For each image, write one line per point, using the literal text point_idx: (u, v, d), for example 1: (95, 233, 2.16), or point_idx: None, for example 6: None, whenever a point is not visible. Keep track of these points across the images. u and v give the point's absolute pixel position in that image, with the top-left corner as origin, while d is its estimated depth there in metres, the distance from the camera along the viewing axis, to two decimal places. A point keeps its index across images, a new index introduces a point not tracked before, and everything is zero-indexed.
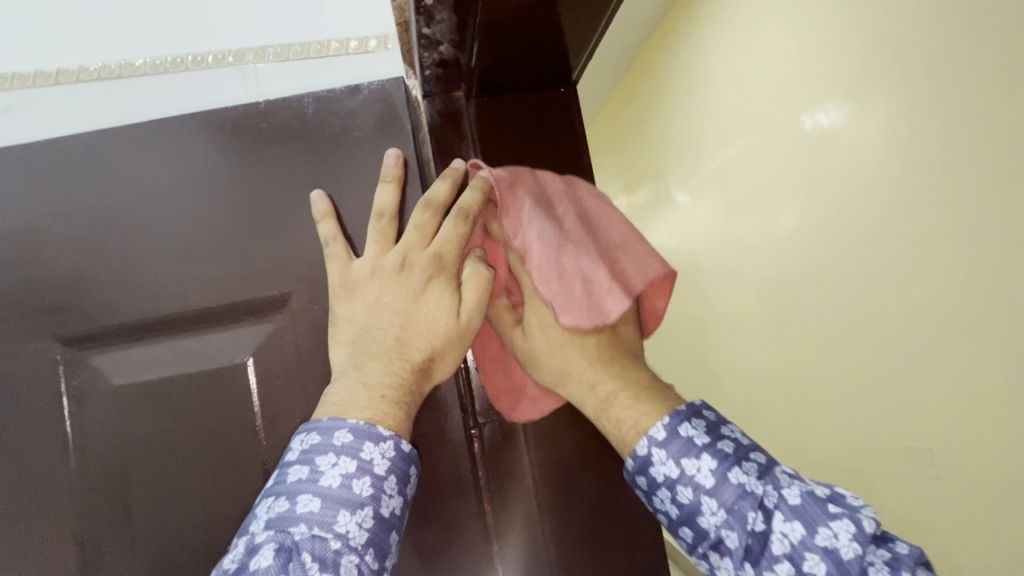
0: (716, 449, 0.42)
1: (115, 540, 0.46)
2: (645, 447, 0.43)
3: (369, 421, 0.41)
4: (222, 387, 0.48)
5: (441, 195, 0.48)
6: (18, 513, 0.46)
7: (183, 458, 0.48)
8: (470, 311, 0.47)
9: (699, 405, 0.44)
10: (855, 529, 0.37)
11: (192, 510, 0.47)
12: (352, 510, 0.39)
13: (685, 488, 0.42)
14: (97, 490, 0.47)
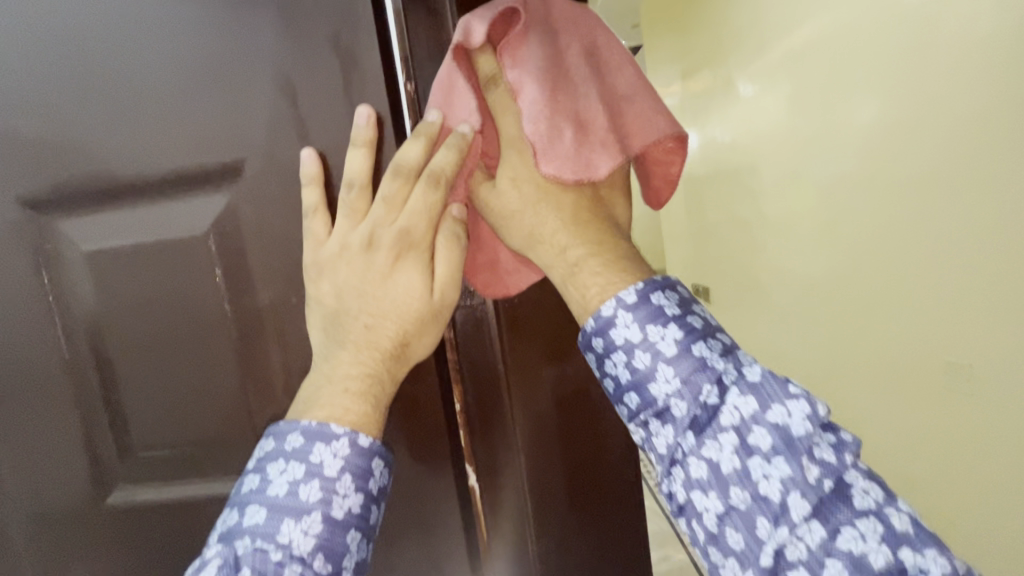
0: (683, 321, 0.38)
1: (108, 395, 0.49)
2: (610, 309, 0.38)
3: (321, 421, 0.38)
4: (182, 271, 0.46)
5: (414, 157, 0.41)
6: (16, 363, 0.49)
7: (156, 329, 0.47)
8: (444, 285, 0.42)
9: (673, 279, 0.39)
10: (810, 410, 0.34)
11: (170, 377, 0.48)
12: (297, 518, 0.36)
13: (642, 353, 0.37)
14: (83, 362, 0.48)
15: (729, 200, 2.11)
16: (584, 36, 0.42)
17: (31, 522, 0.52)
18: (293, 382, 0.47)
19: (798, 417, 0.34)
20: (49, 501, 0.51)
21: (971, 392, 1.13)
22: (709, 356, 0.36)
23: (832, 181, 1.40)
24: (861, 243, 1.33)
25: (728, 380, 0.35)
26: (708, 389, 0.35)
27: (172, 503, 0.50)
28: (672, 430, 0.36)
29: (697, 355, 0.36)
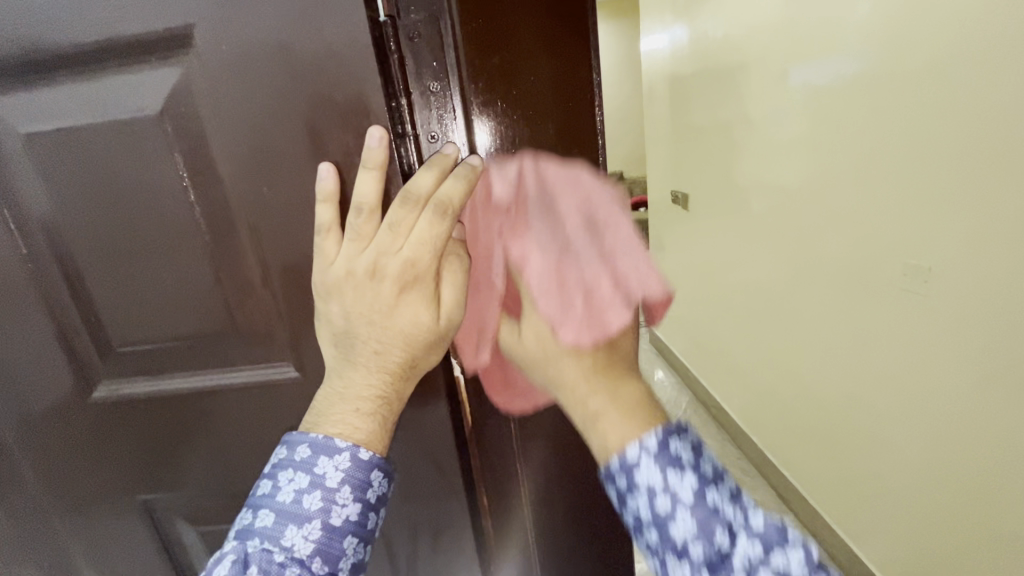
0: (699, 469, 0.42)
1: (77, 290, 0.47)
2: (634, 451, 0.42)
3: (328, 436, 0.42)
4: (139, 164, 0.42)
5: (427, 185, 0.41)
6: None
7: (117, 222, 0.44)
8: (450, 310, 0.43)
9: (685, 424, 0.44)
10: (805, 557, 0.39)
11: (141, 273, 0.46)
12: (300, 524, 0.42)
13: (664, 497, 0.41)
14: (43, 257, 0.46)
15: (713, 102, 2.06)
16: (579, 200, 0.45)
17: (17, 417, 0.52)
18: (273, 286, 0.46)
19: (797, 565, 0.39)
20: (31, 396, 0.51)
21: (922, 296, 1.22)
22: (720, 501, 0.41)
23: (832, 80, 1.40)
24: (853, 146, 1.35)
25: (737, 526, 0.41)
26: (722, 534, 0.40)
27: (160, 400, 0.51)
28: (688, 568, 0.40)
29: (673, 452, 0.42)
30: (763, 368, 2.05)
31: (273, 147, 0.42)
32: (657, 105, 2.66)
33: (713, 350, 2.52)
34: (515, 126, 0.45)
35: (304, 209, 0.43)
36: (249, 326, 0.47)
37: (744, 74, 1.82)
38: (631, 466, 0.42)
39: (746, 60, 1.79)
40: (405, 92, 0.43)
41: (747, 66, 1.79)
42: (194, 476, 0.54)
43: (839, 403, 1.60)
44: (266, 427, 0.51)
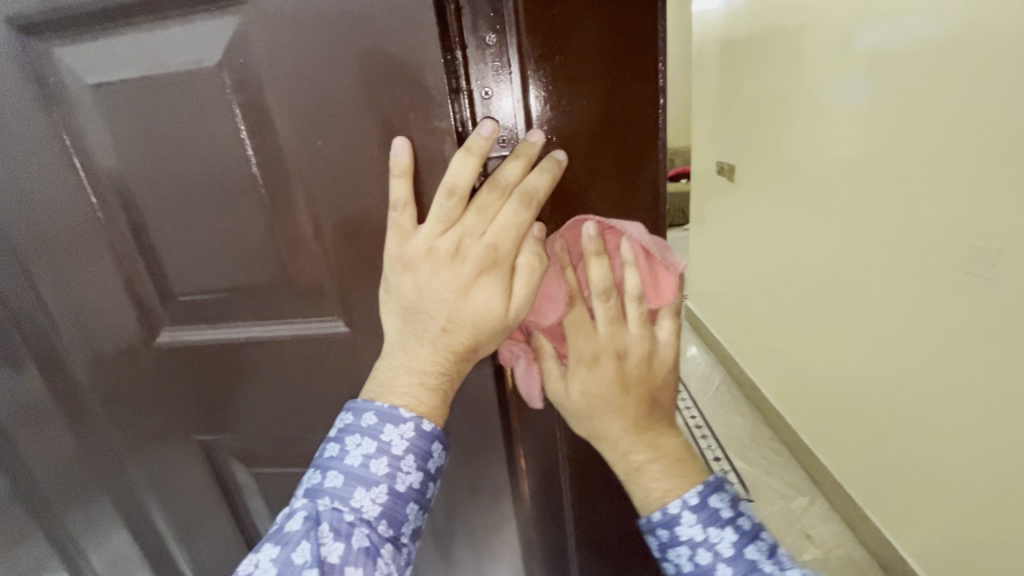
0: (736, 525, 0.46)
1: (142, 240, 0.49)
2: (676, 507, 0.46)
3: (393, 405, 0.45)
4: (198, 115, 0.43)
5: (514, 175, 0.42)
6: (39, 201, 0.48)
7: (179, 175, 0.46)
8: (520, 305, 0.45)
9: (723, 479, 0.48)
10: None
11: (201, 226, 0.48)
12: (367, 487, 0.44)
13: (704, 551, 0.46)
14: (109, 205, 0.48)
15: (767, 66, 1.95)
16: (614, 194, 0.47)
17: (89, 358, 0.56)
18: (326, 242, 0.47)
19: None
20: (100, 340, 0.54)
21: (988, 281, 1.14)
22: (756, 558, 0.45)
23: (900, 43, 1.30)
24: (917, 117, 1.27)
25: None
26: None
27: (217, 347, 0.53)
28: None
29: (714, 511, 0.46)
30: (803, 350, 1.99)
31: (330, 101, 0.41)
32: (706, 70, 2.55)
33: (751, 328, 2.46)
34: (574, 86, 0.43)
35: (359, 163, 0.43)
36: (302, 279, 0.49)
37: (802, 36, 1.71)
38: (676, 527, 0.46)
39: (805, 21, 1.68)
40: (462, 45, 0.42)
41: (806, 28, 1.68)
42: (248, 420, 0.57)
43: (884, 389, 1.55)
44: (316, 379, 0.53)
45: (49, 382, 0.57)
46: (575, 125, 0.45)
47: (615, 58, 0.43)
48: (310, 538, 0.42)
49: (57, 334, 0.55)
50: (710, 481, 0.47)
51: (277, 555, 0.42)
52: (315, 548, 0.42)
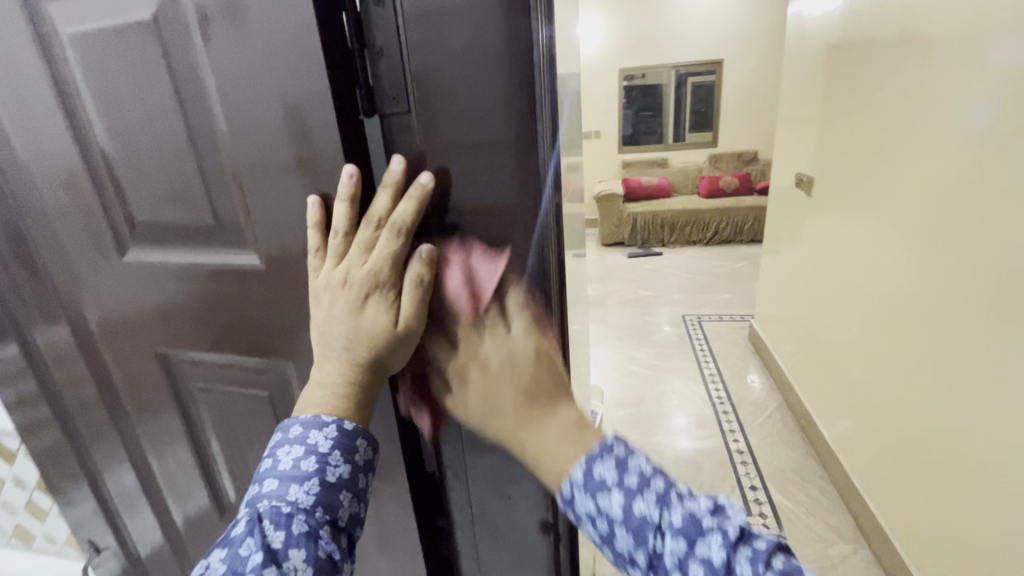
0: (624, 485, 0.45)
1: (108, 171, 0.60)
2: (567, 488, 0.47)
3: (315, 414, 0.54)
4: (147, 61, 0.52)
5: (383, 206, 0.51)
6: (39, 129, 0.59)
7: (133, 115, 0.55)
8: (407, 318, 0.53)
9: (610, 442, 0.47)
10: (726, 538, 0.41)
11: (150, 161, 0.57)
12: (301, 482, 0.53)
13: (600, 523, 0.46)
14: (89, 132, 0.58)
15: (893, 84, 1.79)
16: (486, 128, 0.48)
17: (82, 266, 0.68)
18: (241, 182, 0.54)
19: (718, 551, 0.41)
20: (86, 251, 0.66)
21: None
22: (646, 509, 0.44)
23: None
24: None
25: (665, 526, 0.44)
26: (654, 537, 0.44)
27: (168, 266, 0.62)
28: (639, 575, 0.46)
29: (637, 515, 0.44)
30: (881, 390, 1.86)
31: (233, 56, 0.49)
32: (822, 79, 2.35)
33: (825, 360, 2.32)
34: (447, 53, 0.49)
35: (260, 108, 0.50)
36: (225, 213, 0.57)
37: (943, 55, 1.55)
38: (610, 536, 0.46)
39: (950, 40, 1.51)
40: (354, 9, 0.48)
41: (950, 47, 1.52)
42: (192, 338, 0.67)
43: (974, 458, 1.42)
44: (241, 304, 0.61)
45: (56, 279, 0.71)
46: (451, 87, 0.50)
47: (483, 29, 0.48)
48: (254, 532, 0.51)
49: (57, 242, 0.67)
50: (622, 475, 0.46)
51: (225, 555, 0.50)
52: (259, 538, 0.50)
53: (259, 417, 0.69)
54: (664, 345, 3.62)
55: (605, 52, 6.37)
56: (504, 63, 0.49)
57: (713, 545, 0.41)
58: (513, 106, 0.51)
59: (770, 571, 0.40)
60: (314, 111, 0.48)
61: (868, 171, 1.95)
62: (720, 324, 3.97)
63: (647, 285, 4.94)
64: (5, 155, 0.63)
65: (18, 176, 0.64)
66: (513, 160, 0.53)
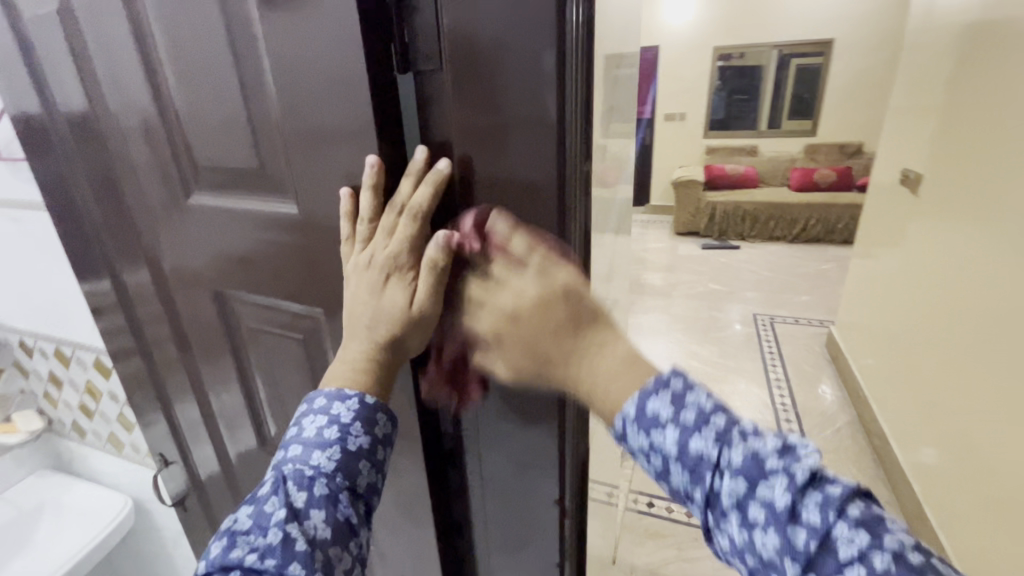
0: (680, 420, 0.44)
1: (177, 118, 0.64)
2: (620, 422, 0.47)
3: (338, 388, 0.58)
4: (208, 17, 0.55)
5: (406, 192, 0.55)
6: (124, 78, 0.65)
7: (196, 67, 0.59)
8: (422, 300, 0.56)
9: (667, 376, 0.46)
10: (789, 479, 0.40)
11: (211, 111, 0.61)
12: (324, 448, 0.56)
13: (656, 455, 0.46)
14: (161, 84, 0.63)
15: None
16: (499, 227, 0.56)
17: (153, 205, 0.74)
18: (287, 136, 0.57)
19: (781, 492, 0.40)
20: (158, 191, 0.72)
21: None
22: (703, 446, 0.43)
23: None
24: None
25: (722, 466, 0.42)
26: (711, 475, 0.43)
27: (224, 212, 0.67)
28: (699, 512, 0.45)
29: (694, 453, 0.43)
30: (975, 418, 1.67)
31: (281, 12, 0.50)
32: (949, 60, 2.07)
33: (913, 377, 2.11)
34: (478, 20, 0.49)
35: (304, 64, 0.52)
36: (274, 165, 0.60)
37: None
38: (666, 471, 0.46)
39: None
40: None
41: None
42: (240, 277, 0.72)
43: None
44: (286, 256, 0.65)
45: (135, 217, 0.78)
46: (480, 59, 0.50)
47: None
48: (279, 492, 0.54)
49: (135, 182, 0.74)
50: (681, 412, 0.44)
51: (252, 512, 0.54)
52: (283, 497, 0.53)
53: (294, 357, 0.74)
54: (729, 344, 3.45)
55: (699, 29, 5.98)
56: (534, 33, 0.48)
57: (777, 488, 0.40)
58: (537, 80, 0.50)
59: (838, 519, 0.38)
60: (347, 68, 0.50)
61: (992, 168, 1.71)
62: (795, 327, 3.71)
63: (718, 279, 4.70)
64: (97, 100, 0.70)
65: (107, 120, 0.71)
66: (536, 138, 0.52)
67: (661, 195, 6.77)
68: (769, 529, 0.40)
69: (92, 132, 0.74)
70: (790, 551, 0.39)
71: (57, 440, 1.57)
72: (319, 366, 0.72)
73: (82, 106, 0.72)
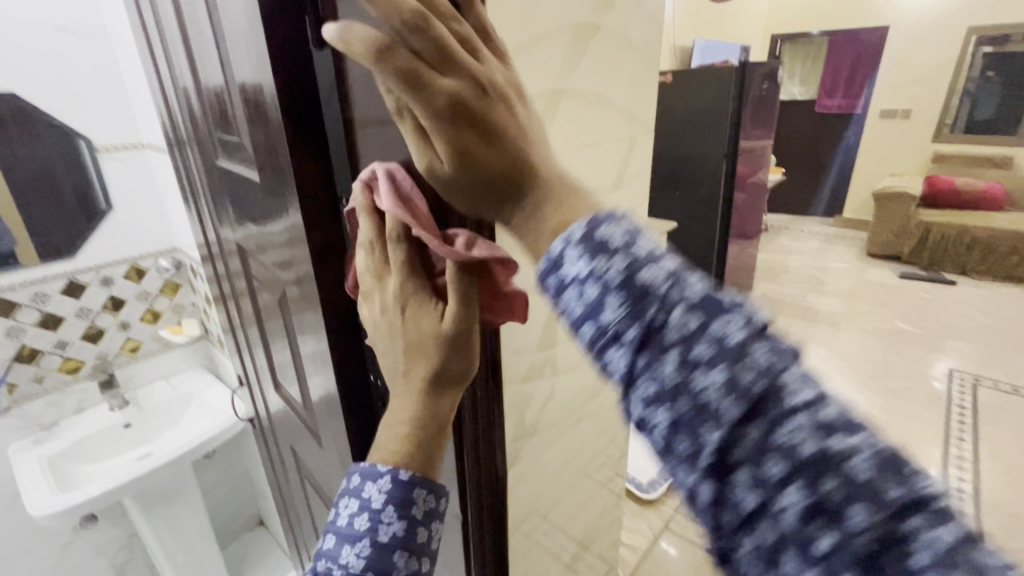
0: (627, 245, 0.37)
1: (209, 88, 0.75)
2: (560, 246, 0.40)
3: (371, 463, 0.55)
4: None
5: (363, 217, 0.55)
6: (187, 56, 0.78)
7: (212, 43, 0.68)
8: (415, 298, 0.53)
9: (615, 207, 0.40)
10: (751, 320, 0.34)
11: (221, 81, 0.70)
12: (354, 542, 0.53)
13: (590, 283, 0.37)
14: (201, 59, 0.74)
15: None
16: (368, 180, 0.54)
17: (208, 164, 0.88)
18: (253, 105, 0.63)
19: (738, 327, 0.34)
20: (209, 152, 0.85)
21: None
22: (651, 273, 0.36)
23: None
24: None
25: (672, 296, 0.35)
26: (651, 306, 0.35)
27: (236, 172, 0.76)
28: (622, 353, 0.36)
29: (641, 280, 0.36)
30: None
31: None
32: None
33: None
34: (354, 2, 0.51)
35: (250, 40, 0.57)
36: (253, 133, 0.66)
37: None
38: (598, 308, 0.38)
39: None
40: None
41: None
42: (251, 232, 0.82)
43: None
44: (268, 216, 0.72)
45: (204, 174, 0.94)
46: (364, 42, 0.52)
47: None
48: None
49: (200, 144, 0.89)
50: (635, 243, 0.38)
51: None
52: None
53: (286, 311, 0.82)
54: (900, 403, 2.80)
55: (951, 1, 4.74)
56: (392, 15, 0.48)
57: (737, 318, 0.34)
58: None
59: (794, 367, 0.33)
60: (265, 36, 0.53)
61: None
62: (1010, 399, 2.84)
63: (911, 318, 3.79)
64: (179, 74, 0.86)
65: (185, 91, 0.86)
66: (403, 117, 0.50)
67: (857, 207, 5.68)
68: (718, 366, 0.33)
69: (182, 102, 0.91)
70: (735, 388, 0.32)
71: (209, 347, 1.98)
72: (297, 322, 0.79)
73: (175, 78, 0.89)
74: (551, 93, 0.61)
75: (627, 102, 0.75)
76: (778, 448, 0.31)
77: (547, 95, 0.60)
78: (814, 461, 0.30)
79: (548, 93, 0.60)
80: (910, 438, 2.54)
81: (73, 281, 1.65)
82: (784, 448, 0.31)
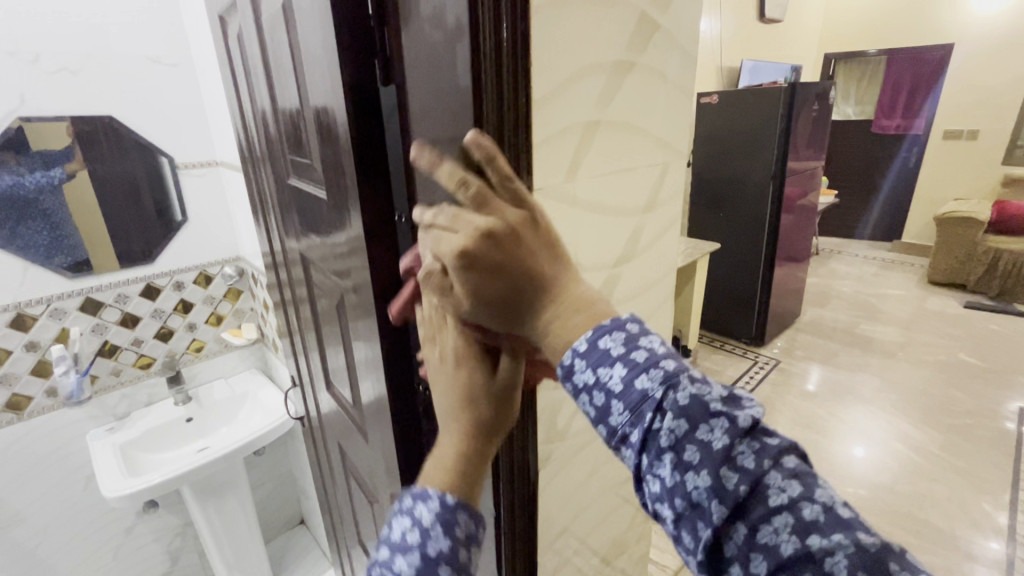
0: (628, 358, 0.42)
1: (286, 116, 0.86)
2: (568, 357, 0.44)
3: (423, 486, 0.56)
4: (292, 39, 0.74)
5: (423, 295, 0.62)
6: (268, 87, 0.89)
7: (292, 79, 0.78)
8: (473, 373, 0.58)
9: (623, 319, 0.44)
10: (729, 423, 0.38)
11: (298, 112, 0.80)
12: (404, 553, 0.53)
13: (599, 393, 0.43)
14: (280, 92, 0.85)
15: None
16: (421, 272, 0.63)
17: (279, 183, 0.99)
18: (324, 133, 0.72)
19: (720, 433, 0.38)
20: (281, 172, 0.96)
21: None
22: (647, 385, 0.41)
23: None
24: None
25: (665, 406, 0.40)
26: (648, 412, 0.40)
27: (304, 191, 0.86)
28: (632, 453, 0.42)
29: (639, 392, 0.41)
30: None
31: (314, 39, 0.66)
32: None
33: None
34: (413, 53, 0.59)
35: (325, 79, 0.66)
36: (321, 156, 0.75)
37: None
38: (608, 412, 0.43)
39: None
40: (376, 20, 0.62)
41: None
42: (314, 243, 0.91)
43: None
44: (331, 230, 0.80)
45: (274, 191, 1.05)
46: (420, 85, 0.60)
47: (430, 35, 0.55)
48: None
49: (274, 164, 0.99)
50: (632, 351, 0.42)
51: None
52: None
53: (342, 318, 0.90)
54: (963, 442, 2.62)
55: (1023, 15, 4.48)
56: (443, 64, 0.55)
57: (717, 429, 0.38)
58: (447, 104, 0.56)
59: (773, 466, 0.37)
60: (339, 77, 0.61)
61: None
62: None
63: (978, 350, 3.56)
64: (260, 104, 0.97)
65: (263, 118, 0.98)
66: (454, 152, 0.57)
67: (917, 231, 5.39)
68: (704, 469, 0.37)
69: (259, 128, 1.02)
70: (718, 491, 0.37)
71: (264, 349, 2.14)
72: (352, 329, 0.87)
73: (255, 107, 1.01)
74: (586, 125, 0.66)
75: (661, 131, 0.79)
76: (761, 545, 0.35)
77: (584, 124, 0.65)
78: (795, 558, 0.34)
79: (583, 124, 0.65)
80: (975, 480, 2.38)
81: (151, 285, 1.82)
82: (768, 545, 0.35)
